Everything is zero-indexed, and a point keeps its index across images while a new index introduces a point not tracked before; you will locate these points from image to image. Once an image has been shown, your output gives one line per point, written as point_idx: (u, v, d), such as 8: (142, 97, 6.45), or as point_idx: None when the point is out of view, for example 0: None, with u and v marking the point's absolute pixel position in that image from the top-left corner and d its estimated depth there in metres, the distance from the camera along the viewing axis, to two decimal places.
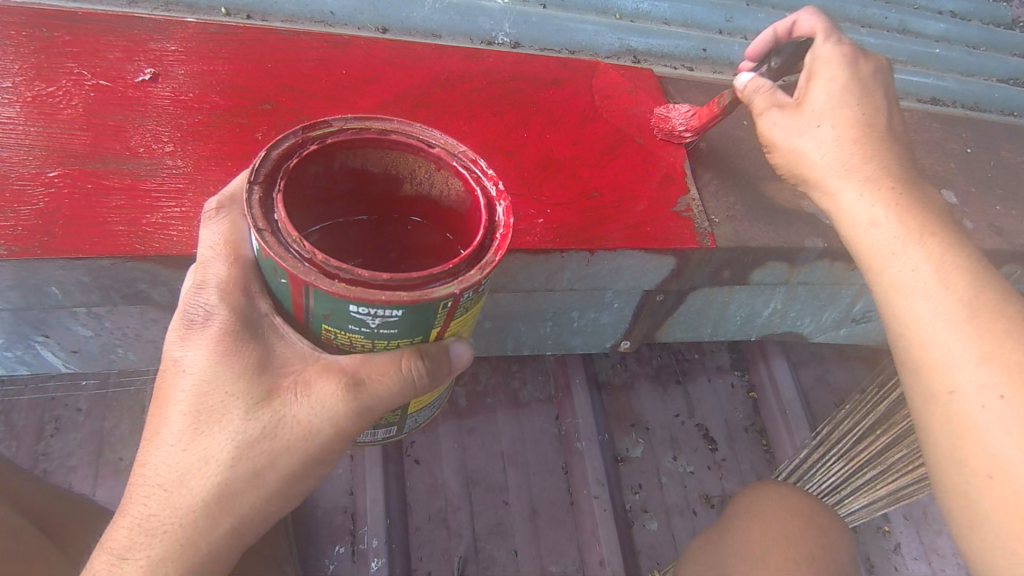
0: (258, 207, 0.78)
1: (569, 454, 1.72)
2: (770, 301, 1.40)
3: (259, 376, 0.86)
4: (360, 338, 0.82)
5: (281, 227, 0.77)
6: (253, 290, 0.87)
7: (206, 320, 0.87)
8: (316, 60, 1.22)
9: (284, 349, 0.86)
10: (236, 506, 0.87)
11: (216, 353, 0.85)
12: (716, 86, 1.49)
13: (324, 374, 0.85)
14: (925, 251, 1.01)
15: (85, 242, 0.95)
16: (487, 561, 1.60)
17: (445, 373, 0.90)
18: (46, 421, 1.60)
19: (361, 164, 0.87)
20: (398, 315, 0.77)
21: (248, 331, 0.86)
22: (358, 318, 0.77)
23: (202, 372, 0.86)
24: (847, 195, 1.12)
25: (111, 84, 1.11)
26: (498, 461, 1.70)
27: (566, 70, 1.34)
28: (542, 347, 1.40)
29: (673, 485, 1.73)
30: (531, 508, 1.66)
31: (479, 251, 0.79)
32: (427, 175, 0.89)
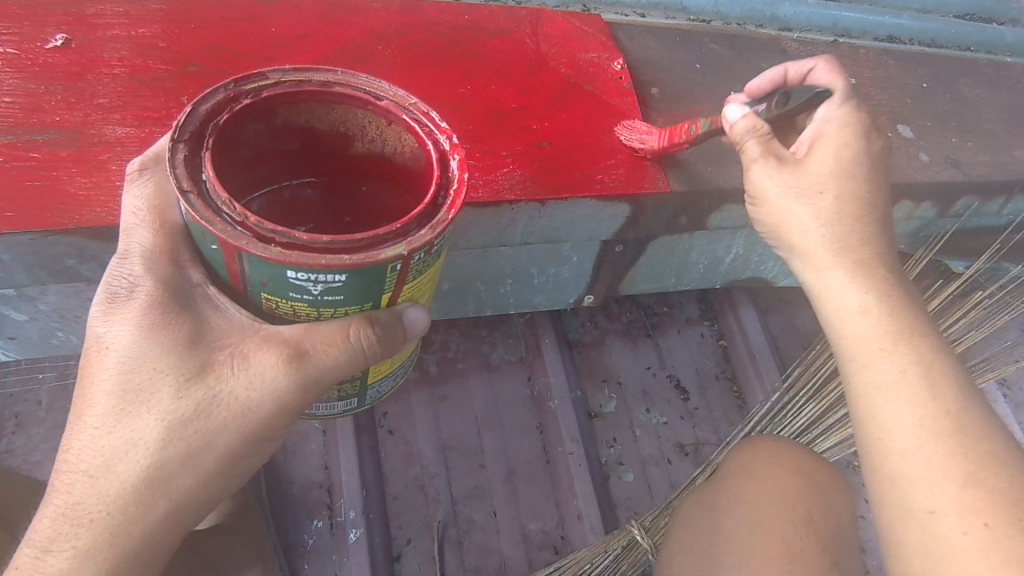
0: (183, 168, 0.74)
1: (542, 414, 1.72)
2: (731, 246, 1.40)
3: (191, 351, 0.83)
4: (304, 306, 0.79)
5: (208, 188, 0.73)
6: (182, 259, 0.85)
7: (130, 293, 0.84)
8: (245, 17, 1.16)
9: (219, 321, 0.84)
10: (169, 491, 0.84)
11: (143, 327, 0.83)
12: (667, 30, 1.46)
13: (264, 346, 0.82)
14: (903, 360, 0.98)
15: (2, 217, 0.90)
16: (467, 524, 1.60)
17: (401, 339, 0.87)
18: (5, 417, 1.56)
19: (306, 121, 0.83)
20: (341, 281, 0.74)
21: (180, 303, 0.84)
22: (299, 284, 0.74)
23: (127, 349, 0.83)
24: (835, 284, 1.06)
25: (24, 52, 1.05)
26: (472, 425, 1.70)
27: (514, 18, 1.30)
28: (504, 307, 1.38)
29: (647, 436, 1.74)
30: (508, 469, 1.67)
31: (432, 210, 0.76)
32: (378, 131, 0.85)
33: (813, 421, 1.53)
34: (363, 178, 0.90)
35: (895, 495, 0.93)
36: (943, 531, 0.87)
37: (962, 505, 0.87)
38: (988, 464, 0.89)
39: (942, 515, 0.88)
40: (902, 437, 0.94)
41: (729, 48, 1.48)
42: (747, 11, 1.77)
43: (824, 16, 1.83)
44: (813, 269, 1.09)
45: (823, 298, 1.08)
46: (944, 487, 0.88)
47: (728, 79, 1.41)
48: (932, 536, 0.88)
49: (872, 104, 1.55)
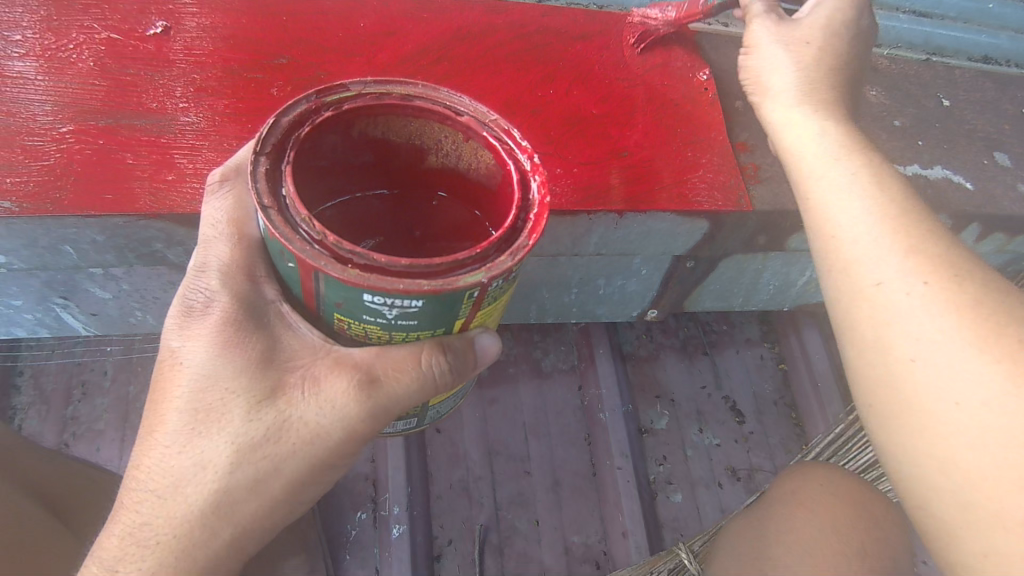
0: (264, 182, 0.74)
1: (591, 425, 1.69)
2: (805, 269, 1.34)
3: (264, 372, 0.83)
4: (375, 329, 0.78)
5: (288, 203, 0.73)
6: (258, 275, 0.86)
7: (207, 308, 0.85)
8: (332, 12, 1.17)
9: (291, 341, 0.85)
10: (236, 515, 0.84)
11: (218, 345, 0.84)
12: None
13: (336, 370, 0.82)
14: (852, 159, 0.99)
15: (97, 199, 0.93)
16: (509, 530, 1.58)
17: (471, 367, 0.86)
18: (72, 385, 1.62)
19: (383, 133, 0.82)
20: (417, 306, 0.73)
21: (255, 320, 0.85)
22: (374, 308, 0.74)
23: (201, 367, 0.83)
24: (789, 101, 1.12)
25: (123, 38, 1.08)
26: (520, 431, 1.68)
27: (597, 26, 1.27)
28: (566, 316, 1.36)
29: (699, 457, 1.69)
30: (554, 478, 1.64)
31: (513, 235, 0.74)
32: (454, 146, 0.84)
33: (880, 459, 1.45)
34: (436, 191, 0.90)
35: (888, 380, 0.81)
36: (899, 347, 0.80)
37: (907, 270, 0.84)
38: (938, 239, 0.86)
39: (889, 284, 0.84)
40: (845, 215, 0.93)
41: None
42: None
43: (915, 33, 1.74)
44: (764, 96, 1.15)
45: (771, 106, 1.13)
46: (886, 253, 0.87)
47: None
48: (882, 307, 0.84)
49: (965, 129, 1.47)
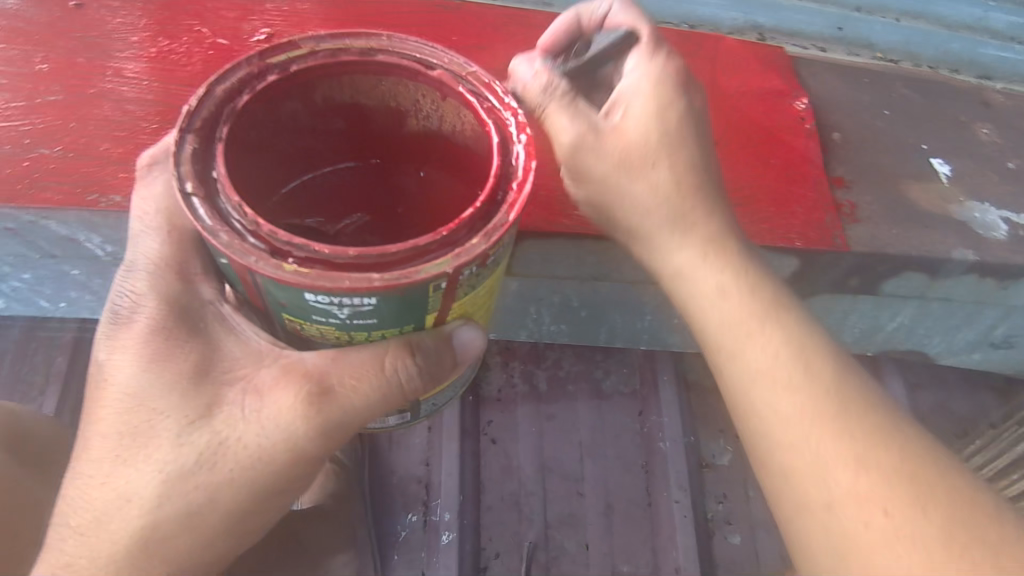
0: (189, 164, 0.74)
1: (649, 453, 1.65)
2: (897, 314, 1.25)
3: (199, 388, 0.86)
4: (330, 328, 0.78)
5: (219, 187, 0.73)
6: (193, 275, 0.91)
7: (130, 316, 0.89)
8: (425, 26, 1.20)
9: (235, 350, 0.88)
10: (176, 537, 0.87)
11: (143, 360, 0.86)
12: (856, 70, 1.34)
13: (287, 379, 0.85)
14: (852, 447, 0.87)
15: None
16: (557, 550, 1.57)
17: (447, 367, 0.88)
18: None
19: (349, 96, 0.83)
20: (373, 303, 0.72)
21: (186, 325, 0.88)
22: (322, 307, 0.73)
23: (128, 384, 0.86)
24: (788, 400, 0.90)
25: (228, 44, 1.17)
26: (575, 450, 1.66)
27: (690, 45, 1.23)
28: (636, 341, 1.32)
29: (761, 499, 1.64)
30: (606, 503, 1.61)
31: (475, 217, 0.72)
32: (435, 109, 0.83)
33: None
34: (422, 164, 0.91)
35: None
36: None
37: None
38: (968, 542, 0.80)
39: None
40: (858, 509, 0.84)
41: (925, 95, 1.32)
42: (941, 53, 1.52)
43: None
44: (772, 411, 0.91)
45: (755, 357, 0.93)
46: (874, 516, 0.83)
47: (921, 130, 1.26)
48: None
49: None
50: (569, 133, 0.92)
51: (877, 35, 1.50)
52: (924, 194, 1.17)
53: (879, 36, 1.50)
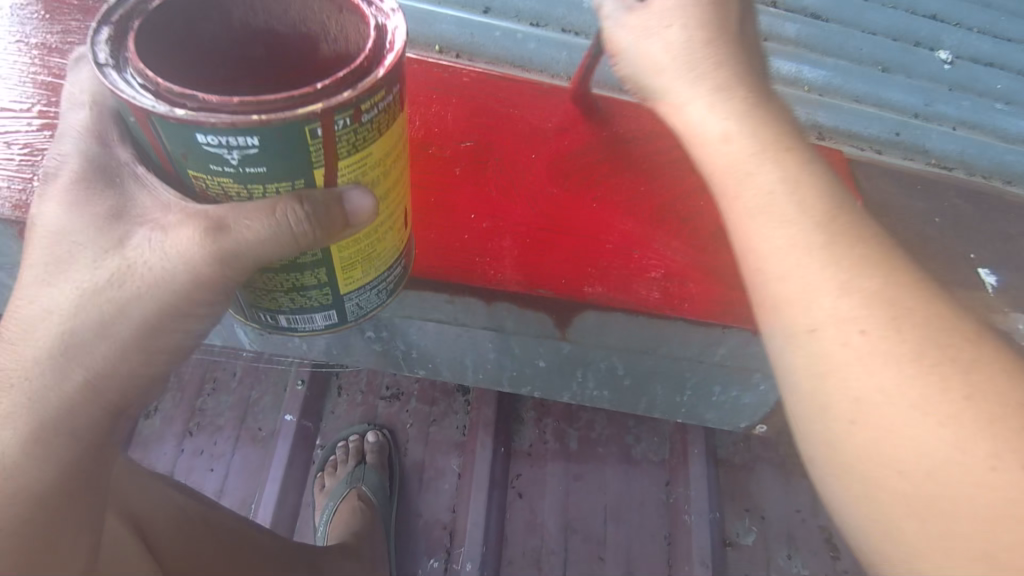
0: (106, 46, 0.64)
1: (674, 525, 1.66)
2: None
3: (110, 226, 0.74)
4: (230, 182, 0.67)
5: (128, 63, 0.63)
6: (111, 138, 0.76)
7: (57, 170, 0.77)
8: (499, 95, 1.23)
9: (140, 197, 0.73)
10: (89, 360, 0.76)
11: (67, 200, 0.75)
12: (908, 178, 1.41)
13: (182, 221, 0.70)
14: (929, 385, 0.67)
15: None
16: None
17: (339, 225, 0.70)
18: (205, 380, 1.87)
19: (266, 22, 0.72)
20: (256, 146, 0.61)
21: (105, 177, 0.75)
22: (213, 152, 0.62)
23: (50, 223, 0.76)
24: (844, 341, 0.72)
25: None
26: (600, 514, 1.68)
27: None
28: (673, 413, 1.38)
29: None
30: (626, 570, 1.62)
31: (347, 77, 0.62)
32: (339, 29, 0.72)
33: None
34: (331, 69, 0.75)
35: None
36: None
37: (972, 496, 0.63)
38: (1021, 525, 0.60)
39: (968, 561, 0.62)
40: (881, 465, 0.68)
41: (975, 207, 1.37)
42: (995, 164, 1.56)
43: None
44: (837, 336, 0.72)
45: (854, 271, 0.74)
46: (970, 455, 0.64)
47: (968, 242, 1.31)
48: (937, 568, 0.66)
49: None
50: (630, 44, 0.86)
51: (934, 143, 1.55)
52: (969, 303, 1.21)
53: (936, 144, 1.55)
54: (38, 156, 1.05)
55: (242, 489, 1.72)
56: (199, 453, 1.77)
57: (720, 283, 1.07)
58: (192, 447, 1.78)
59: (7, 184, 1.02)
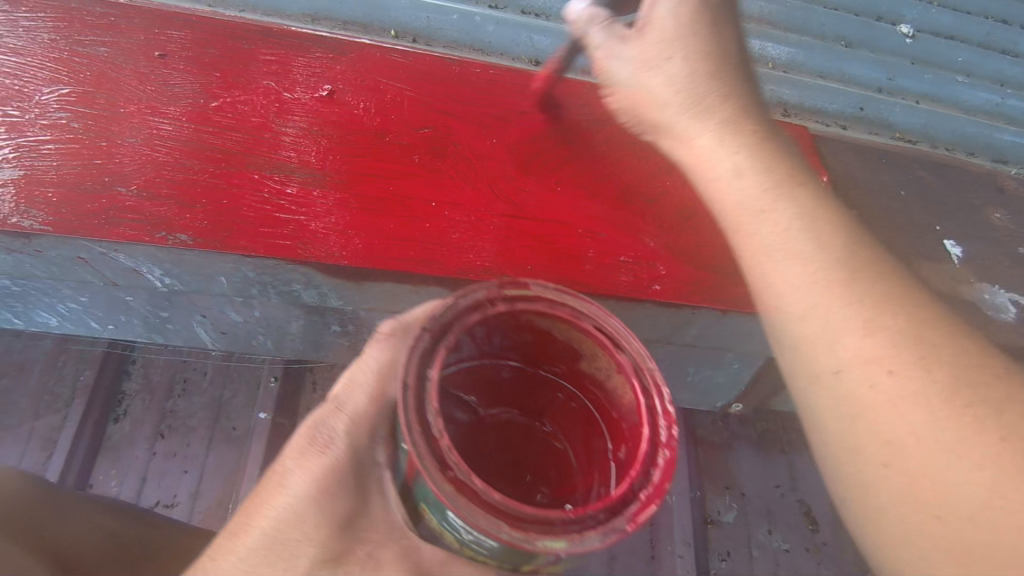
0: (415, 363, 0.67)
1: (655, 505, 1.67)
2: None
3: (340, 536, 0.72)
4: (452, 536, 0.68)
5: (428, 392, 0.65)
6: (380, 436, 0.78)
7: (324, 448, 0.75)
8: (462, 78, 1.20)
9: (378, 510, 0.75)
10: None
11: (326, 488, 0.73)
12: (876, 151, 1.40)
13: (401, 562, 0.72)
14: (963, 429, 0.69)
15: (201, 227, 0.95)
16: None
17: None
18: (175, 381, 1.83)
19: (548, 328, 0.73)
20: (492, 544, 0.62)
21: (358, 477, 0.75)
22: (452, 523, 0.64)
23: (297, 505, 0.72)
24: (872, 382, 0.75)
25: (245, 74, 1.13)
26: None
27: None
28: None
29: (764, 559, 1.62)
30: (609, 554, 1.61)
31: (614, 504, 0.61)
32: (607, 370, 0.72)
33: None
34: (553, 418, 0.75)
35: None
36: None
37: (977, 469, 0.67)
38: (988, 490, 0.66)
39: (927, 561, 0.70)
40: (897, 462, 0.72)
41: (940, 178, 1.38)
42: (959, 136, 1.56)
43: None
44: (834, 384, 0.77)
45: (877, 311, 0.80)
46: (962, 458, 0.68)
47: (934, 213, 1.31)
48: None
49: None
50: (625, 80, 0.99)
51: (897, 116, 1.54)
52: (937, 274, 1.22)
53: (899, 118, 1.54)
54: None
55: (217, 490, 1.69)
56: (172, 455, 1.73)
57: (685, 264, 1.06)
58: (165, 449, 1.74)
59: None
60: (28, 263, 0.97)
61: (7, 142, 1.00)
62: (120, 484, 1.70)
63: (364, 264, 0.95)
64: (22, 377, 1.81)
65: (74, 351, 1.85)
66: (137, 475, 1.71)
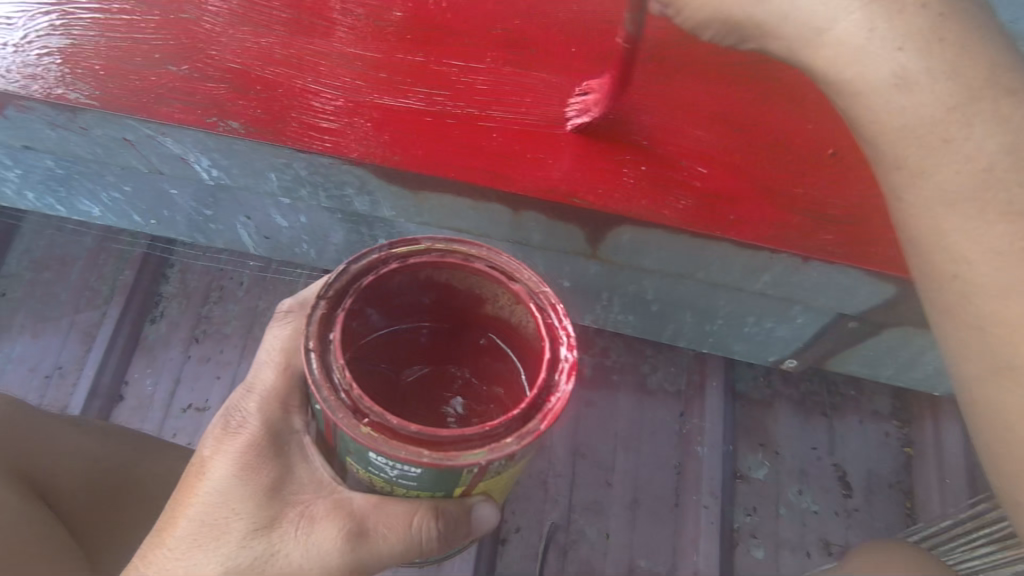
0: (316, 325, 0.64)
1: (685, 454, 1.64)
2: None
3: (268, 501, 0.74)
4: (379, 479, 0.67)
5: (332, 348, 0.63)
6: (291, 406, 0.78)
7: (239, 428, 0.76)
8: None
9: (302, 472, 0.75)
10: None
11: (240, 464, 0.74)
12: None
13: (331, 512, 0.73)
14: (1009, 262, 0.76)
15: (249, 116, 0.88)
16: (577, 534, 1.56)
17: (462, 534, 0.75)
18: (211, 288, 1.82)
19: (446, 280, 0.70)
20: (418, 472, 0.62)
21: (275, 446, 0.76)
22: (378, 464, 0.63)
23: (223, 481, 0.74)
24: (987, 254, 0.77)
25: None
26: (610, 441, 1.65)
27: None
28: (699, 343, 1.30)
29: (791, 519, 1.59)
30: (633, 497, 1.60)
31: (526, 412, 0.61)
32: (508, 306, 0.70)
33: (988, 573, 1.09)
34: (470, 364, 0.74)
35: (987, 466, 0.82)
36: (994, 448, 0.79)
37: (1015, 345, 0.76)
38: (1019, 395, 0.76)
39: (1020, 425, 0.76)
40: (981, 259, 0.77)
41: None
42: None
43: None
44: (957, 262, 0.79)
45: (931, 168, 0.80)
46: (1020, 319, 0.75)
47: None
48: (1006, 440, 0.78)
49: None
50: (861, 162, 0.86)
51: None
52: None
53: None
54: (13, 18, 0.93)
55: None
56: (205, 360, 1.74)
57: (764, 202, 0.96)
58: (198, 353, 1.75)
59: None
60: (72, 141, 0.92)
61: (53, 10, 0.95)
62: (155, 383, 1.72)
63: (425, 171, 0.89)
64: (63, 271, 1.82)
65: (114, 249, 1.85)
66: (171, 376, 1.72)
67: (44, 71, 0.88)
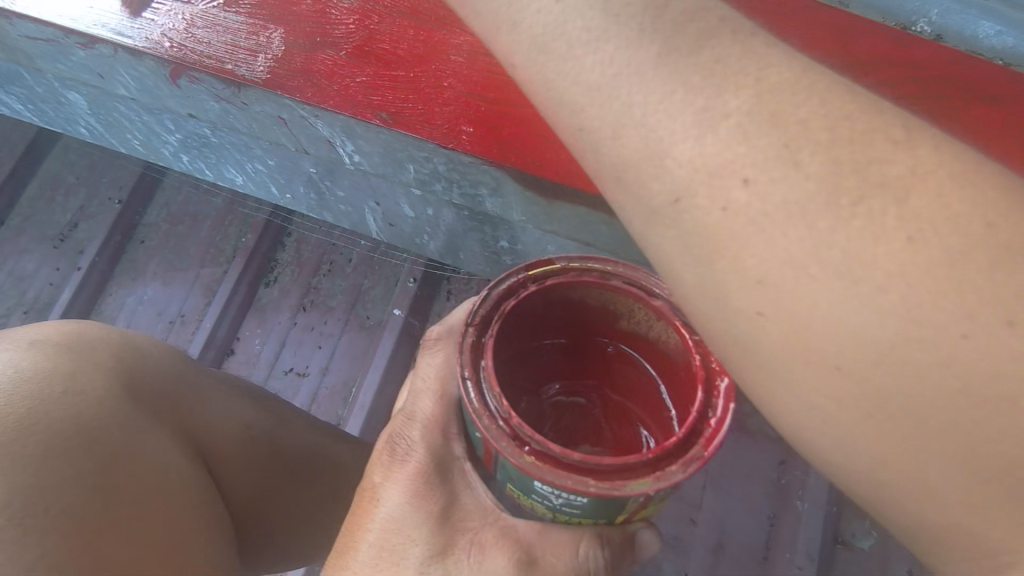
0: (468, 353, 0.66)
1: (781, 506, 1.52)
2: None
3: (439, 527, 0.71)
4: (542, 506, 0.65)
5: (485, 378, 0.65)
6: (451, 431, 0.76)
7: (403, 456, 0.75)
8: None
9: (468, 500, 0.73)
10: None
11: (407, 492, 0.73)
12: None
13: (500, 540, 0.69)
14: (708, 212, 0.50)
15: (398, 106, 0.88)
16: (653, 568, 1.50)
17: (625, 562, 0.72)
18: (322, 261, 1.88)
19: (582, 297, 0.72)
20: (583, 501, 0.61)
21: (440, 473, 0.74)
22: (541, 492, 0.62)
23: (393, 509, 0.72)
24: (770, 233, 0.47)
25: None
26: (700, 477, 1.56)
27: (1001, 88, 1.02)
28: None
29: None
30: (718, 540, 1.51)
31: (686, 437, 0.61)
32: (647, 319, 0.71)
33: None
34: (602, 374, 0.77)
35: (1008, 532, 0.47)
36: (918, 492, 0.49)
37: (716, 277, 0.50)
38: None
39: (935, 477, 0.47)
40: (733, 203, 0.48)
41: None
42: None
43: None
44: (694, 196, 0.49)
45: (556, 77, 0.56)
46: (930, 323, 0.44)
47: None
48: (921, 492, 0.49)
49: None
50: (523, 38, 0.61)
51: None
52: None
53: None
54: None
55: (346, 372, 1.75)
56: (310, 329, 1.81)
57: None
58: (304, 321, 1.82)
59: (160, 17, 0.94)
60: (233, 114, 0.97)
61: None
62: (262, 343, 1.81)
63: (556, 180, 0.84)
64: (195, 227, 1.96)
65: (240, 213, 1.95)
66: (278, 338, 1.81)
67: (219, 47, 0.92)
